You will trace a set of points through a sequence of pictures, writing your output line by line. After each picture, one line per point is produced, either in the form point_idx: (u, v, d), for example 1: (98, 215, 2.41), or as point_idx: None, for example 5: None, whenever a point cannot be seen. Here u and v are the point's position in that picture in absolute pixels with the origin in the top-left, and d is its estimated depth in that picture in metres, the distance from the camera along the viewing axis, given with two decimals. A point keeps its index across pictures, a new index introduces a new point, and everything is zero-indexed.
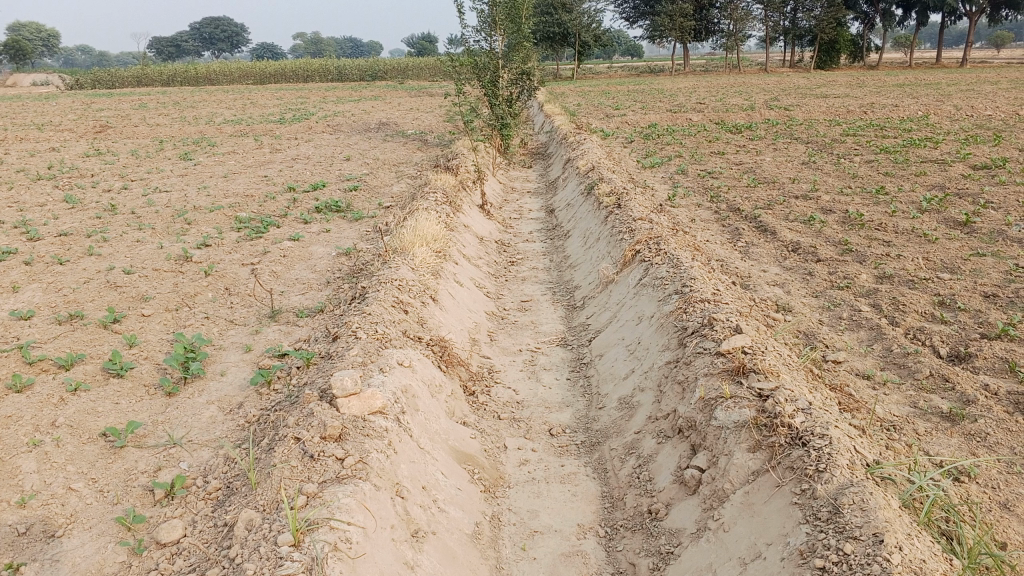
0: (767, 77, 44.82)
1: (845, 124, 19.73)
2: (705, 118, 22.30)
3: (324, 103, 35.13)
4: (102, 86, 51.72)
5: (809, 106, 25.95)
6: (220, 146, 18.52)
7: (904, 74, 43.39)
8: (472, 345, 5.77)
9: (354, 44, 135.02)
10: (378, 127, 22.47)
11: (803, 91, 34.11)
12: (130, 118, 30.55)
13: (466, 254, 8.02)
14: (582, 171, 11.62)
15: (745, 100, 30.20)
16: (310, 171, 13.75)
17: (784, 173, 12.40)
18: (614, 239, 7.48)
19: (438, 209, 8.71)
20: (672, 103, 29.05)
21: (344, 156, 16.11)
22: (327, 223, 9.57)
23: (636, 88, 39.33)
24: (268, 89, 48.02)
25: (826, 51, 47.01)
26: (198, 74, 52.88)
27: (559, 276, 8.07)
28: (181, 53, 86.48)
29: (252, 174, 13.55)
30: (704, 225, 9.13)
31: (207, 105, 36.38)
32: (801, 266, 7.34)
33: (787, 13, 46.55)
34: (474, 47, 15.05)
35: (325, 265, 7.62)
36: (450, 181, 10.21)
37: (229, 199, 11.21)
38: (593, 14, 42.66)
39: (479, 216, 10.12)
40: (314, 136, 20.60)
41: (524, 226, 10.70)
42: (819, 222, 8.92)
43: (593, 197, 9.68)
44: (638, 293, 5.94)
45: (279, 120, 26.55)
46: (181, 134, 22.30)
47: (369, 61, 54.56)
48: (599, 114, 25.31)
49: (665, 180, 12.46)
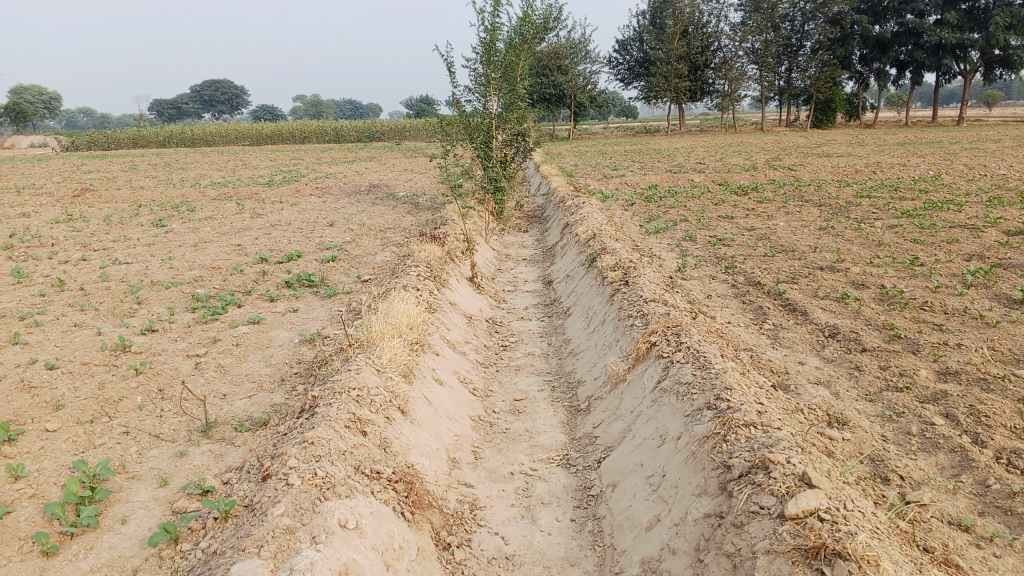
0: (765, 136, 44.37)
1: (856, 185, 18.84)
2: (708, 179, 21.44)
3: (316, 164, 34.39)
4: (95, 148, 51.24)
5: (813, 166, 25.18)
6: (199, 211, 17.55)
7: (902, 133, 43.01)
8: (450, 471, 4.61)
9: (353, 106, 136.42)
10: (367, 189, 21.58)
11: (804, 150, 33.46)
12: (116, 180, 29.72)
13: (450, 340, 6.91)
14: (583, 238, 10.58)
15: (746, 159, 29.56)
16: (288, 238, 12.73)
17: (802, 240, 11.38)
18: (623, 325, 6.37)
19: (419, 287, 7.61)
20: (671, 163, 28.27)
21: (328, 220, 15.15)
22: (296, 302, 8.48)
23: (634, 148, 38.81)
24: (262, 149, 47.53)
25: (822, 111, 46.75)
26: (194, 135, 52.51)
27: (559, 364, 6.95)
28: (180, 114, 87.01)
29: (224, 242, 12.53)
30: (722, 303, 8.03)
31: (198, 167, 35.68)
32: (844, 358, 6.22)
33: (782, 73, 46.36)
34: (467, 106, 14.17)
35: (284, 357, 6.50)
36: (435, 252, 9.15)
37: (192, 272, 10.14)
38: (589, 75, 42.39)
39: (468, 291, 9.01)
40: (300, 199, 19.66)
41: (519, 300, 9.60)
42: (854, 300, 7.83)
43: (595, 269, 8.61)
44: (657, 403, 4.81)
45: (267, 182, 25.73)
46: (162, 198, 21.37)
47: (365, 122, 54.34)
48: (597, 174, 24.52)
49: (673, 248, 11.42)
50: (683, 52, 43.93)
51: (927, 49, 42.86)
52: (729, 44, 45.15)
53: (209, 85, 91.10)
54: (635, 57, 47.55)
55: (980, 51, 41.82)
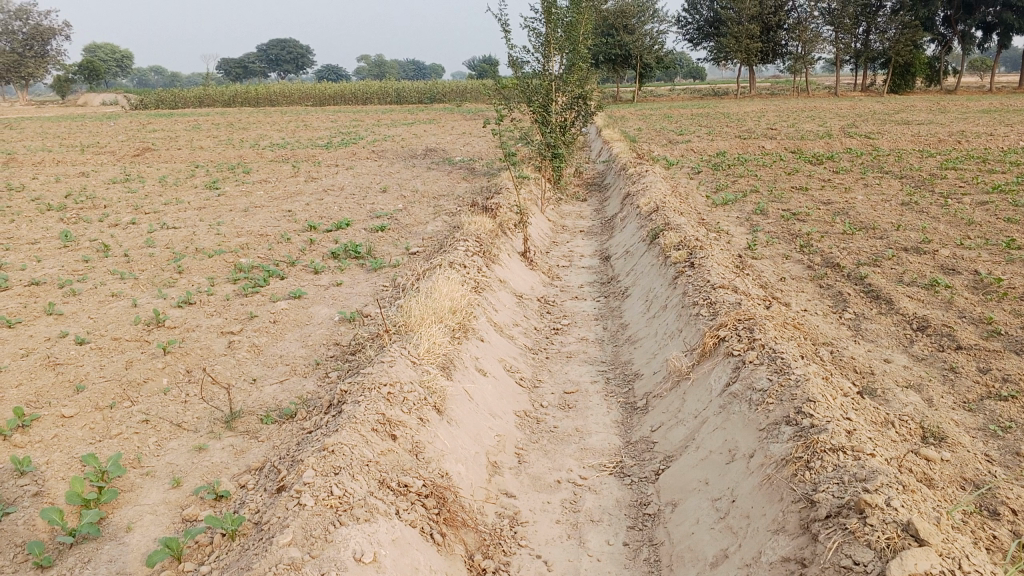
0: (839, 101, 42.53)
1: (940, 156, 17.66)
2: (780, 147, 20.41)
3: (376, 125, 34.10)
4: (163, 106, 51.91)
5: (892, 134, 23.86)
6: (254, 173, 17.38)
7: (987, 100, 40.75)
8: (490, 479, 4.15)
9: (416, 67, 135.93)
10: (424, 153, 21.15)
11: (881, 117, 31.84)
12: (178, 139, 29.86)
13: (498, 323, 6.42)
14: (644, 212, 9.94)
15: (819, 126, 28.24)
16: (339, 204, 12.38)
17: (883, 216, 10.54)
18: (686, 313, 5.79)
19: (466, 264, 7.12)
20: (740, 129, 27.13)
21: (381, 186, 14.77)
22: (340, 274, 8.09)
23: (701, 112, 37.58)
24: (324, 110, 47.44)
25: (901, 75, 44.59)
26: (259, 95, 52.75)
27: (615, 352, 6.40)
28: (247, 73, 87.80)
29: (274, 208, 12.24)
30: (796, 288, 7.37)
31: (260, 128, 35.78)
32: (936, 357, 5.55)
33: (860, 35, 44.23)
34: (526, 68, 13.54)
35: (321, 337, 6.12)
36: (486, 225, 8.65)
37: (238, 240, 9.84)
38: (656, 35, 41.04)
39: (520, 268, 8.50)
40: (355, 162, 19.34)
41: (574, 278, 9.04)
42: (945, 288, 7.08)
43: (657, 247, 8.01)
44: (726, 411, 4.26)
45: (325, 143, 25.48)
46: (220, 159, 21.32)
47: (427, 82, 53.87)
48: (661, 140, 23.68)
49: (741, 223, 10.70)
50: (755, 12, 42.18)
51: (1018, 10, 40.33)
52: (804, 4, 43.20)
53: (275, 44, 91.58)
54: (704, 17, 45.88)
55: None
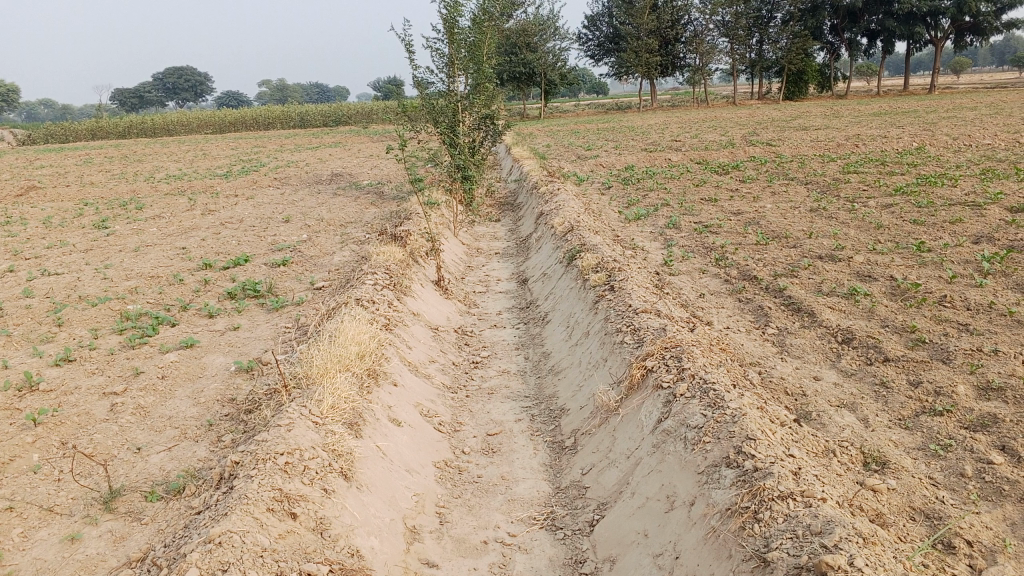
0: (738, 110, 43.64)
1: (841, 160, 18.07)
2: (687, 158, 20.59)
3: (280, 152, 33.19)
4: (52, 141, 49.50)
5: (793, 140, 24.43)
6: (148, 208, 16.48)
7: (876, 103, 42.44)
8: (408, 548, 3.72)
9: (320, 91, 134.13)
10: (330, 179, 20.53)
11: (780, 124, 32.71)
12: (67, 176, 28.38)
13: (411, 361, 5.99)
14: (559, 232, 9.66)
15: (722, 135, 28.78)
16: (238, 238, 11.73)
17: (794, 224, 10.56)
18: (610, 340, 5.48)
19: (374, 299, 6.67)
20: (646, 142, 27.39)
21: (284, 216, 14.15)
22: (239, 317, 7.53)
23: (607, 126, 37.97)
24: (224, 138, 46.06)
25: (794, 83, 46.11)
26: (155, 125, 50.86)
27: (538, 384, 6.04)
28: (143, 104, 84.95)
29: (169, 246, 11.52)
30: (717, 304, 7.18)
31: (156, 159, 34.39)
32: (866, 371, 5.39)
33: (753, 46, 45.55)
34: (430, 89, 13.19)
35: (217, 392, 5.58)
36: (395, 254, 8.21)
37: (127, 284, 9.14)
38: (558, 52, 41.33)
39: (434, 297, 8.08)
40: (257, 191, 18.59)
41: (491, 303, 8.67)
42: (864, 296, 7.00)
43: (575, 268, 7.72)
44: (660, 450, 3.94)
45: (226, 173, 24.54)
46: (112, 195, 20.22)
47: (331, 106, 52.98)
48: (570, 155, 23.65)
49: (656, 238, 10.55)
50: (654, 26, 42.96)
51: (898, 18, 42.21)
52: (699, 18, 44.28)
53: (172, 73, 88.89)
54: (604, 33, 46.51)
55: (951, 18, 41.23)
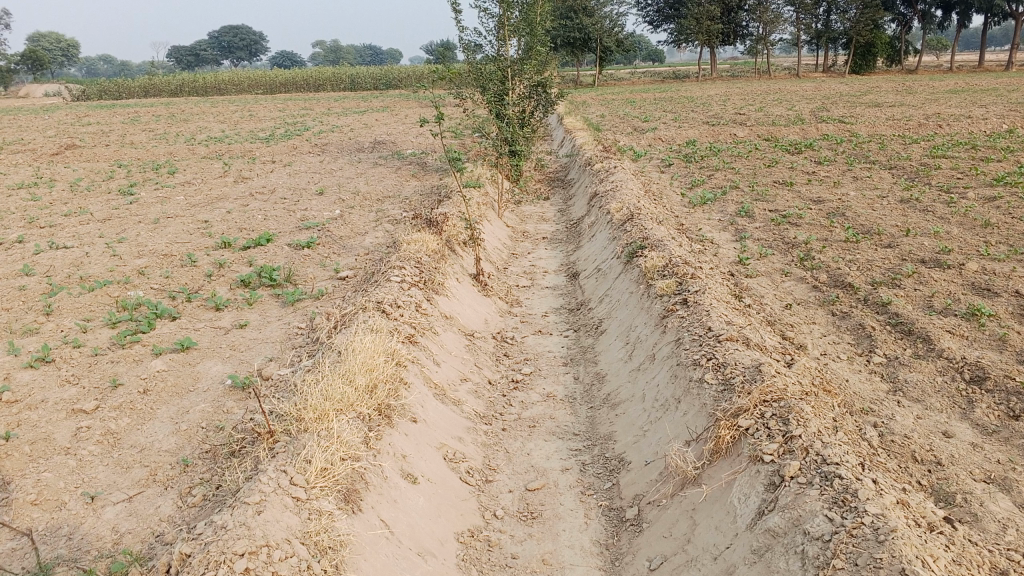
0: (803, 83, 41.60)
1: (924, 142, 16.54)
2: (753, 134, 19.15)
3: (326, 115, 32.35)
4: (106, 97, 49.35)
5: (867, 118, 22.78)
6: (180, 173, 15.68)
7: (951, 79, 40.06)
8: None
9: (374, 53, 133.45)
10: (372, 146, 19.56)
11: (849, 99, 30.89)
12: (111, 135, 27.88)
13: (438, 382, 4.95)
14: (617, 221, 8.50)
15: (788, 109, 27.10)
16: (265, 212, 10.82)
17: (885, 218, 9.27)
18: (685, 374, 4.35)
19: (398, 303, 5.65)
20: (707, 115, 25.92)
21: (319, 187, 13.22)
22: (248, 312, 6.57)
23: (664, 96, 36.43)
24: (274, 99, 45.44)
25: (862, 56, 43.88)
26: (207, 83, 50.43)
27: (591, 416, 4.94)
28: (199, 61, 85.12)
29: (191, 218, 10.67)
30: (806, 322, 6.03)
31: (203, 120, 33.81)
32: (1012, 428, 4.22)
33: (820, 16, 43.30)
34: (478, 53, 12.09)
35: (204, 417, 4.62)
36: (428, 244, 7.16)
37: (137, 264, 8.29)
38: (616, 18, 39.71)
39: (471, 294, 7.02)
40: (296, 158, 17.72)
41: (537, 302, 7.57)
42: (990, 318, 5.77)
43: (636, 268, 6.58)
44: (765, 563, 2.86)
45: (268, 136, 23.72)
46: (149, 156, 19.52)
47: (382, 69, 52.04)
48: (626, 128, 22.36)
49: (726, 229, 9.34)
50: None
51: None
52: None
53: (227, 31, 88.70)
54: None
55: None
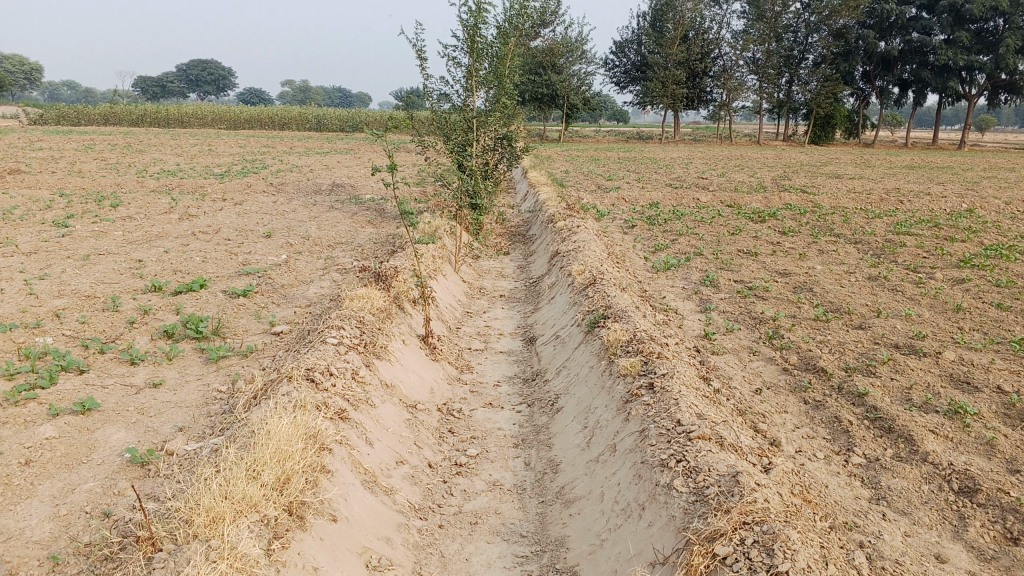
0: (764, 151, 42.18)
1: (887, 217, 16.50)
2: (717, 199, 19.00)
3: (288, 154, 31.79)
4: (63, 122, 48.16)
5: (828, 189, 22.89)
6: (124, 206, 14.95)
7: (907, 156, 40.98)
8: None
9: (342, 96, 133.66)
10: (330, 189, 19.01)
11: (810, 169, 31.26)
12: (60, 161, 26.95)
13: (369, 466, 4.35)
14: (578, 285, 8.01)
15: (750, 176, 27.25)
16: (206, 254, 10.18)
17: (855, 296, 8.94)
18: (650, 475, 3.82)
19: (333, 370, 5.05)
20: (670, 176, 25.86)
21: (268, 229, 12.61)
22: (167, 370, 5.91)
23: (628, 155, 36.60)
24: (236, 135, 44.79)
25: (821, 127, 44.77)
26: (169, 115, 49.58)
27: (542, 514, 4.38)
28: (164, 92, 84.31)
29: (125, 256, 9.97)
30: (777, 412, 5.56)
31: (160, 151, 33.02)
32: (1012, 555, 3.75)
33: (783, 86, 44.17)
34: (443, 102, 11.72)
35: (89, 499, 3.95)
36: (373, 301, 6.59)
37: (55, 305, 7.59)
38: (584, 76, 40.00)
39: (417, 358, 6.43)
40: (249, 196, 17.09)
41: (488, 368, 7.01)
42: (973, 416, 5.36)
43: (598, 339, 6.07)
44: None
45: (223, 172, 23.05)
46: (94, 186, 18.71)
47: (348, 111, 51.78)
48: (591, 185, 22.17)
49: (690, 298, 8.92)
50: (682, 57, 41.58)
51: (934, 69, 40.83)
52: (730, 52, 42.94)
53: (195, 64, 88.06)
54: (632, 61, 45.26)
55: (988, 74, 39.81)
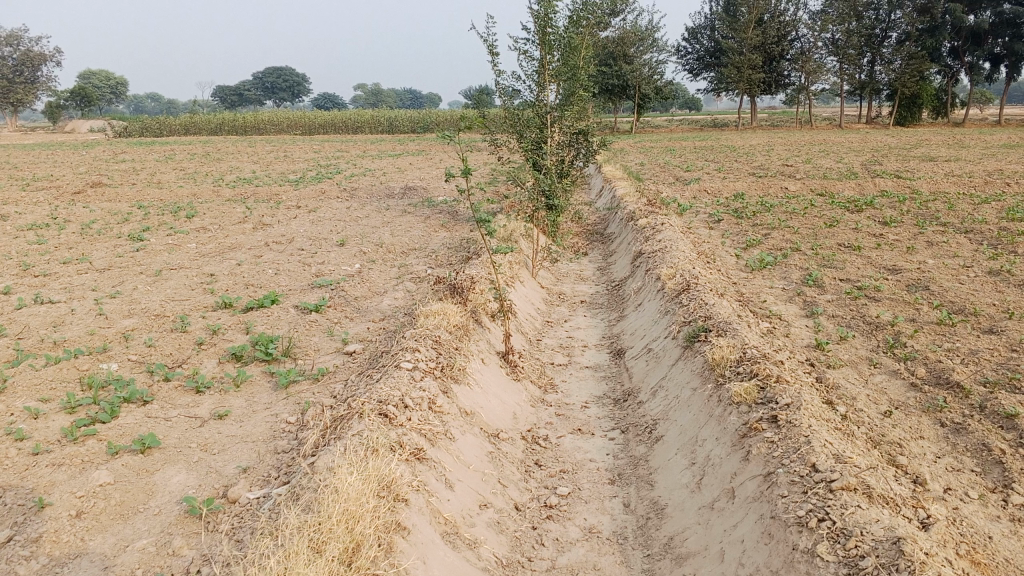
0: (848, 134, 40.43)
1: (994, 202, 15.30)
2: (805, 188, 18.00)
3: (361, 157, 31.78)
4: (146, 133, 49.48)
5: (924, 173, 21.54)
6: (199, 217, 14.89)
7: (1003, 133, 38.69)
8: None
9: (413, 97, 134.84)
10: (403, 192, 18.71)
11: (899, 152, 29.70)
12: (140, 173, 27.41)
13: (452, 516, 3.85)
14: (669, 291, 7.36)
15: (837, 162, 25.95)
16: (278, 266, 9.89)
17: (978, 294, 8.07)
18: (785, 537, 3.21)
19: (409, 402, 4.56)
20: (752, 165, 24.83)
21: (341, 236, 12.31)
22: (233, 399, 5.53)
23: (705, 145, 35.49)
24: (310, 139, 45.23)
25: (907, 108, 42.70)
26: (246, 123, 50.44)
27: (649, 570, 3.81)
28: (241, 100, 86.21)
29: (197, 270, 9.75)
30: (913, 439, 4.85)
31: (236, 159, 33.43)
32: None
33: (864, 67, 42.26)
34: (515, 98, 11.16)
35: (143, 558, 3.55)
36: (450, 317, 6.08)
37: (124, 326, 7.34)
38: (655, 65, 38.97)
39: (498, 379, 5.88)
40: (322, 202, 16.91)
41: (574, 386, 6.43)
42: None
43: (699, 357, 5.44)
44: None
45: (297, 178, 23.07)
46: (171, 197, 18.83)
47: (419, 111, 51.81)
48: (669, 177, 21.36)
49: (793, 302, 8.19)
50: (758, 42, 40.16)
51: None
52: (808, 34, 41.29)
53: (270, 72, 89.84)
54: (705, 47, 43.98)
55: None
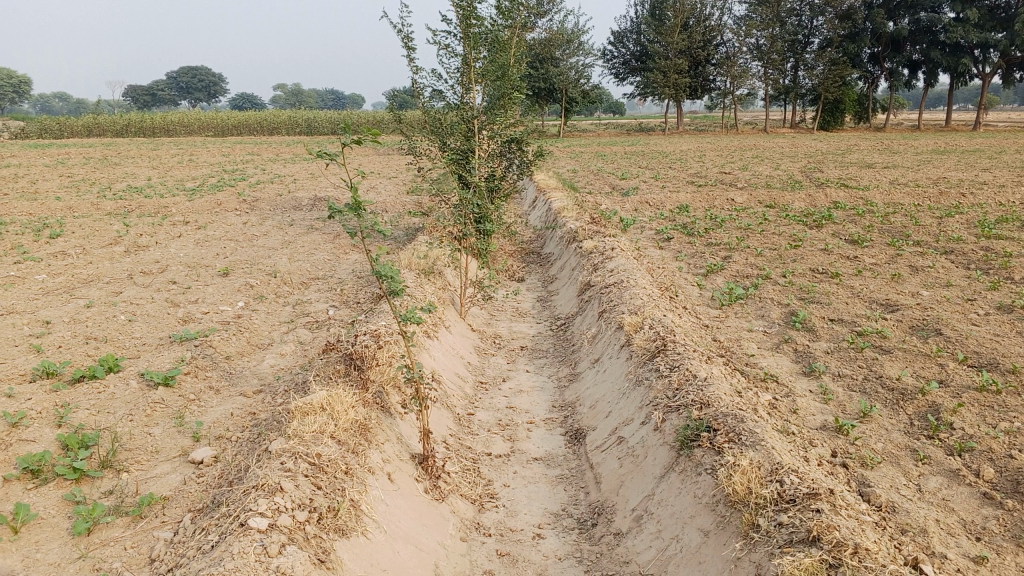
0: (776, 139, 39.80)
1: (955, 214, 14.11)
2: (753, 199, 16.62)
3: (274, 162, 29.43)
4: (44, 135, 45.73)
5: (868, 181, 20.52)
6: (64, 237, 12.60)
7: (926, 139, 38.47)
8: None
9: (336, 98, 131.61)
10: (312, 203, 16.66)
11: (830, 158, 28.90)
12: (19, 181, 24.50)
13: None
14: (638, 353, 5.64)
15: (774, 168, 24.87)
16: (138, 308, 7.85)
17: (1004, 340, 6.61)
18: None
19: None
20: (689, 172, 23.55)
21: (227, 263, 10.27)
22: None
23: (636, 149, 34.27)
24: (222, 142, 42.38)
25: (831, 113, 42.37)
26: (153, 124, 47.17)
27: None
28: (152, 101, 81.98)
29: (29, 316, 7.64)
30: None
31: (135, 164, 30.64)
32: None
33: (788, 71, 41.71)
34: (437, 101, 9.40)
35: None
36: (342, 410, 4.19)
37: None
38: (582, 68, 37.55)
39: (413, 507, 4.05)
40: (216, 217, 14.74)
41: (521, 496, 4.65)
42: None
43: (708, 478, 3.71)
44: None
45: (196, 187, 20.75)
46: (42, 211, 16.36)
47: (339, 113, 49.34)
48: (604, 186, 19.83)
49: (784, 354, 6.59)
50: (684, 46, 39.15)
51: (946, 48, 38.30)
52: (733, 38, 40.56)
53: (184, 70, 85.46)
54: (631, 50, 42.87)
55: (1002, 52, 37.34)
